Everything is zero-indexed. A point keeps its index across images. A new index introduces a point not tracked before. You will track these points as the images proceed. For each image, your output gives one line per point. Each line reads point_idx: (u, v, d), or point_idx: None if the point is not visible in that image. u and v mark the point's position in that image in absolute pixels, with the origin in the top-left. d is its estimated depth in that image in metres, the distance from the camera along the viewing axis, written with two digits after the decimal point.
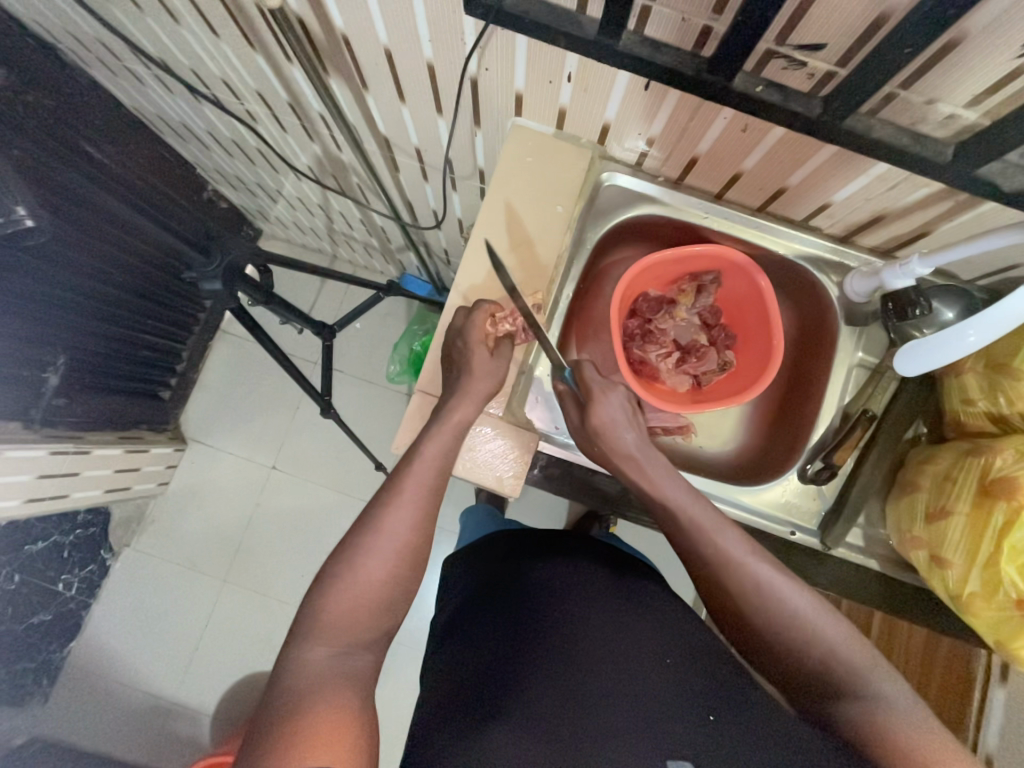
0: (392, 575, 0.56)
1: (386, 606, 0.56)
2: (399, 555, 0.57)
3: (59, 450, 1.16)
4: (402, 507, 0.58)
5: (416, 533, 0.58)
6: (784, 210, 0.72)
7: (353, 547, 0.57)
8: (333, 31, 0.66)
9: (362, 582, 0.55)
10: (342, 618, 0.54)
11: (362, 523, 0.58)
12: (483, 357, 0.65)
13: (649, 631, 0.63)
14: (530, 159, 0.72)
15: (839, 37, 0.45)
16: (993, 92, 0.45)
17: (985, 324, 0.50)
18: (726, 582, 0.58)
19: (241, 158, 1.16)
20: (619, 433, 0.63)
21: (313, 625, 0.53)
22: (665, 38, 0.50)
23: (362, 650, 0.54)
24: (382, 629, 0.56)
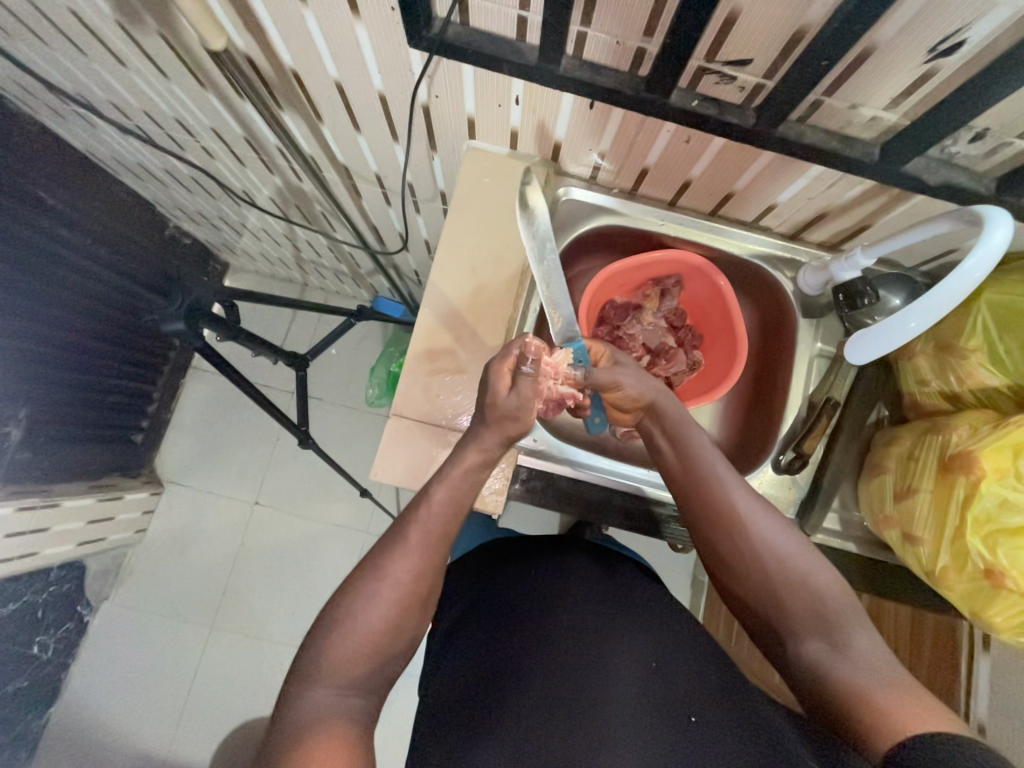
0: (396, 623, 0.55)
1: (387, 653, 0.55)
2: (402, 601, 0.56)
3: (25, 506, 1.11)
4: (407, 553, 0.57)
5: (419, 579, 0.57)
6: (734, 213, 0.75)
7: (360, 588, 0.55)
8: (282, 66, 0.67)
9: (364, 626, 0.54)
10: (345, 660, 0.53)
11: (365, 564, 0.57)
12: (499, 389, 0.60)
13: (652, 640, 0.63)
14: (488, 180, 0.73)
15: (762, 52, 0.48)
16: (908, 95, 0.48)
17: (922, 311, 0.54)
18: (716, 517, 0.57)
19: (201, 194, 1.15)
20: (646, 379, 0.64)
21: (315, 666, 0.52)
22: (604, 60, 0.53)
23: (363, 693, 0.53)
24: (383, 676, 0.55)
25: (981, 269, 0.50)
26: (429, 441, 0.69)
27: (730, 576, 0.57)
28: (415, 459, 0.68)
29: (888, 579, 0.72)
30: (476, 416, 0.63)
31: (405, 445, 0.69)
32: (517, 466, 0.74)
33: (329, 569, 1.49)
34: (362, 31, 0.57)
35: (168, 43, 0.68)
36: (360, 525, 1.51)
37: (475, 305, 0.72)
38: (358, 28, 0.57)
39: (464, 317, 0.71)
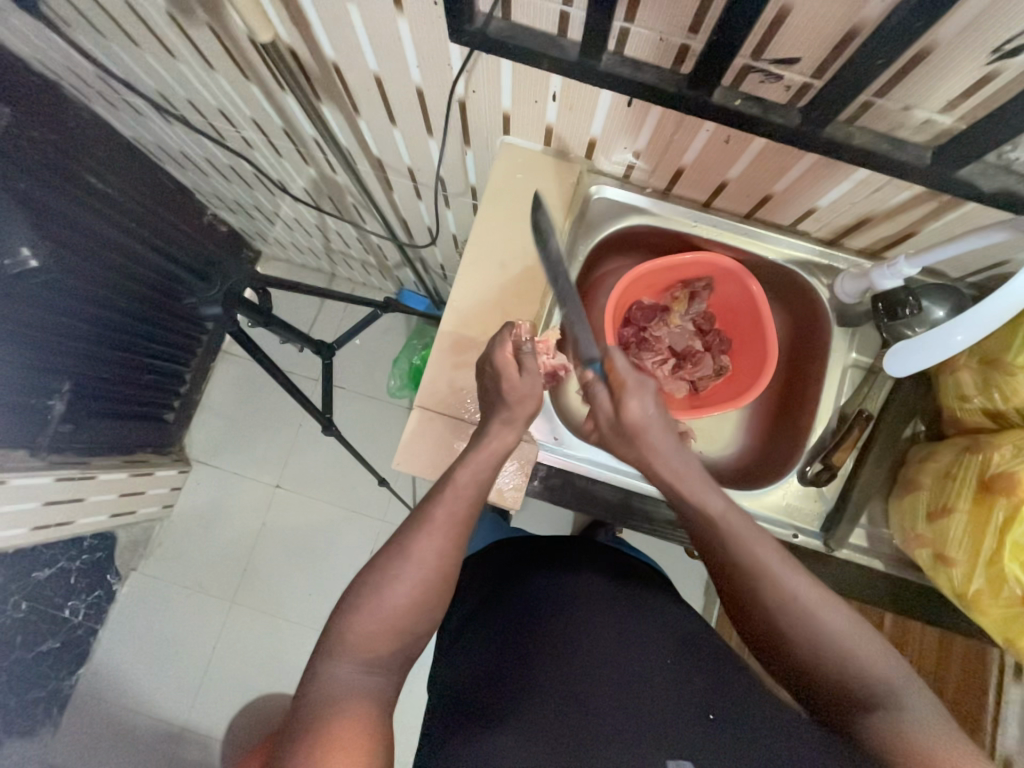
0: (419, 602, 0.56)
1: (410, 630, 0.56)
2: (425, 582, 0.57)
3: (64, 476, 1.17)
4: (434, 533, 0.58)
5: (443, 560, 0.58)
6: (771, 216, 0.73)
7: (380, 568, 0.57)
8: (324, 60, 0.69)
9: (388, 604, 0.55)
10: (369, 636, 0.54)
11: (391, 543, 0.58)
12: (513, 376, 0.63)
13: (665, 639, 0.63)
14: (520, 177, 0.73)
15: (812, 50, 0.46)
16: (967, 96, 0.46)
17: (971, 325, 0.52)
18: (755, 590, 0.54)
19: (239, 183, 1.18)
20: (658, 433, 0.60)
21: (339, 642, 0.54)
22: (646, 57, 0.52)
23: (385, 671, 0.54)
24: (404, 653, 0.56)
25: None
26: (450, 434, 0.69)
27: (767, 646, 0.55)
28: (436, 451, 0.69)
29: (916, 600, 0.69)
30: (500, 407, 0.64)
31: (427, 437, 0.69)
32: (537, 463, 0.74)
33: (345, 553, 1.53)
34: (404, 26, 0.58)
35: (215, 34, 0.70)
36: (377, 513, 1.54)
37: (502, 301, 0.72)
38: (400, 22, 0.57)
39: (490, 312, 0.72)
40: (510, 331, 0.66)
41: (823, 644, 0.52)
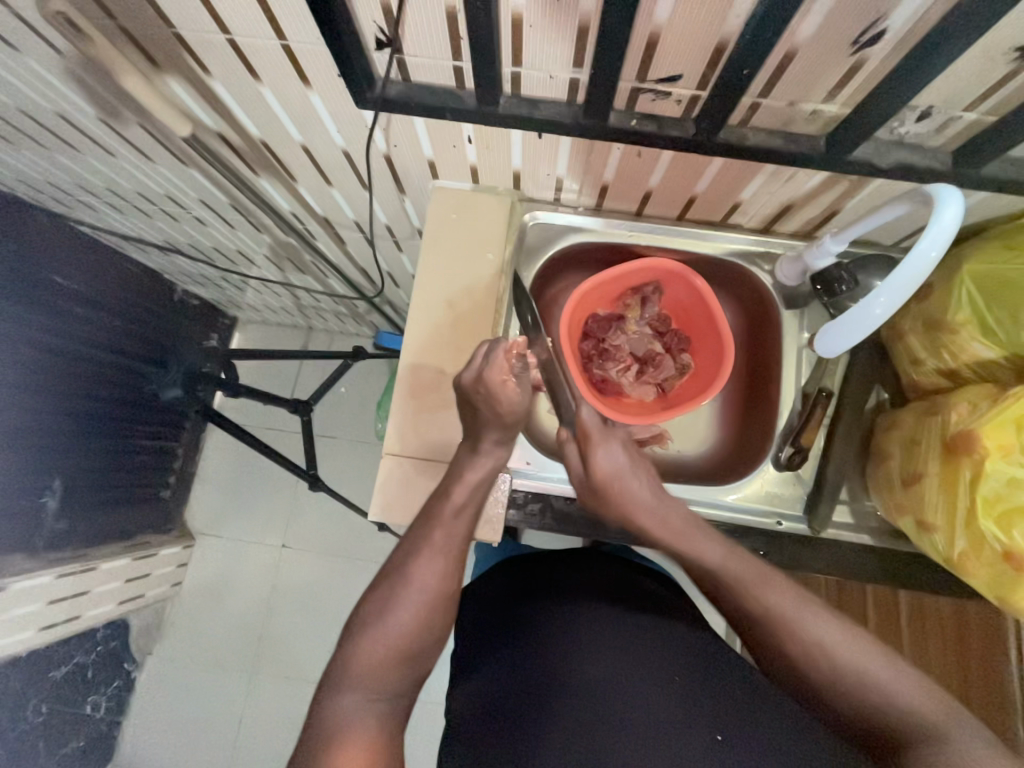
0: (422, 627, 0.56)
1: (416, 656, 0.55)
2: (428, 604, 0.56)
3: (66, 572, 1.17)
4: (431, 557, 0.58)
5: (444, 580, 0.58)
6: (701, 215, 0.75)
7: (379, 597, 0.57)
8: (251, 138, 0.72)
9: (392, 630, 0.55)
10: (373, 667, 0.54)
11: (391, 570, 0.58)
12: (509, 395, 0.63)
13: (662, 652, 0.62)
14: (454, 216, 0.75)
15: (690, 68, 0.49)
16: (843, 85, 0.48)
17: (892, 289, 0.54)
18: (752, 610, 0.57)
19: (201, 259, 1.21)
20: (631, 481, 0.64)
21: (345, 670, 0.54)
22: (541, 94, 0.55)
23: (393, 696, 0.54)
24: (410, 677, 0.55)
25: (938, 248, 0.50)
26: (423, 476, 0.70)
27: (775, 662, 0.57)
28: (411, 495, 0.69)
29: (913, 571, 0.68)
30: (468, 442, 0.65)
31: (397, 481, 0.70)
32: (514, 490, 0.74)
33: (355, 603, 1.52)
34: (316, 98, 0.61)
35: (147, 131, 0.73)
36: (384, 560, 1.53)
37: (455, 335, 0.73)
38: (311, 95, 0.61)
39: (446, 349, 0.73)
40: (505, 343, 0.64)
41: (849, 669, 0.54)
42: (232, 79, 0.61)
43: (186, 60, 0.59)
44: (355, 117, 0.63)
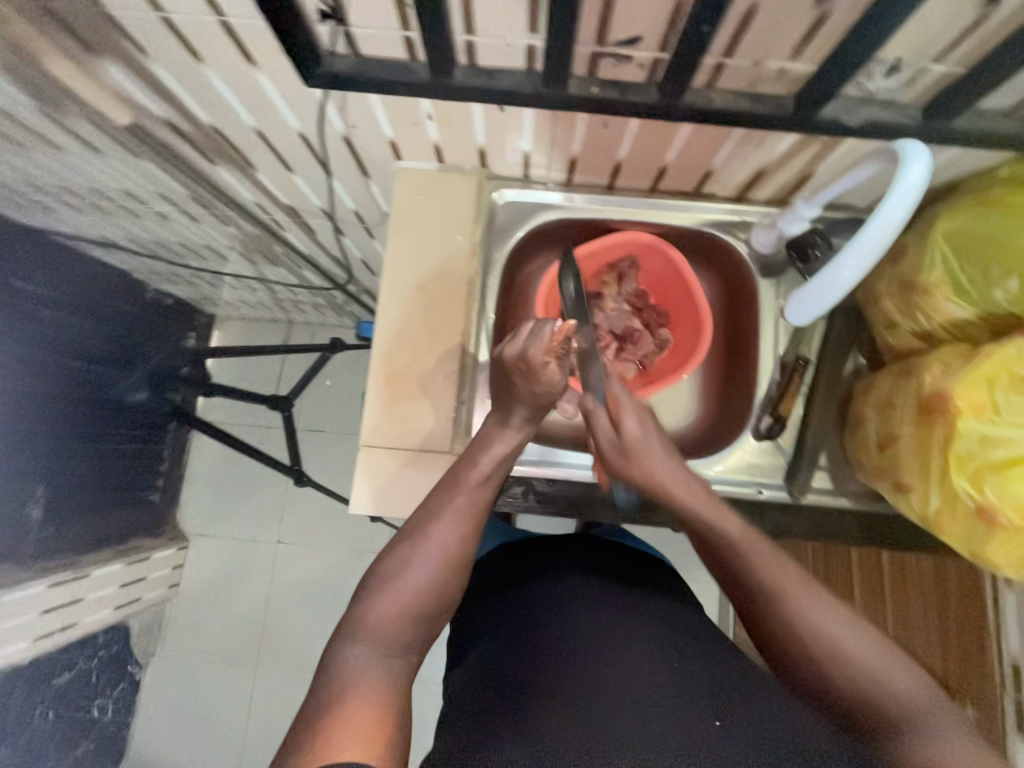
0: (442, 583, 0.56)
1: (430, 615, 0.55)
2: (448, 563, 0.56)
3: (58, 582, 1.17)
4: (454, 518, 0.58)
5: (463, 547, 0.57)
6: (673, 185, 0.74)
7: (400, 551, 0.57)
8: (201, 124, 0.68)
9: (413, 583, 0.55)
10: (388, 620, 0.53)
11: (413, 526, 0.58)
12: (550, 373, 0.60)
13: (656, 630, 0.64)
14: (421, 197, 0.73)
15: (650, 27, 0.46)
16: (809, 40, 0.46)
17: (860, 249, 0.54)
18: (754, 575, 0.56)
19: (168, 256, 1.16)
20: (654, 449, 0.61)
21: (359, 623, 0.53)
22: (498, 64, 0.52)
23: (404, 651, 0.54)
24: (424, 634, 0.55)
25: (903, 206, 0.50)
26: (406, 466, 0.69)
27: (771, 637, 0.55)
28: (393, 486, 0.69)
29: (890, 531, 0.69)
30: None
31: (379, 473, 0.69)
32: None
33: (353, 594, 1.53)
34: (263, 77, 0.58)
35: (90, 121, 0.69)
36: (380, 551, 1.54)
37: (430, 321, 0.71)
38: (258, 75, 0.58)
39: (420, 336, 0.71)
40: (554, 326, 0.60)
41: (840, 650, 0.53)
42: (172, 60, 0.57)
43: (120, 40, 0.55)
44: (308, 97, 0.60)
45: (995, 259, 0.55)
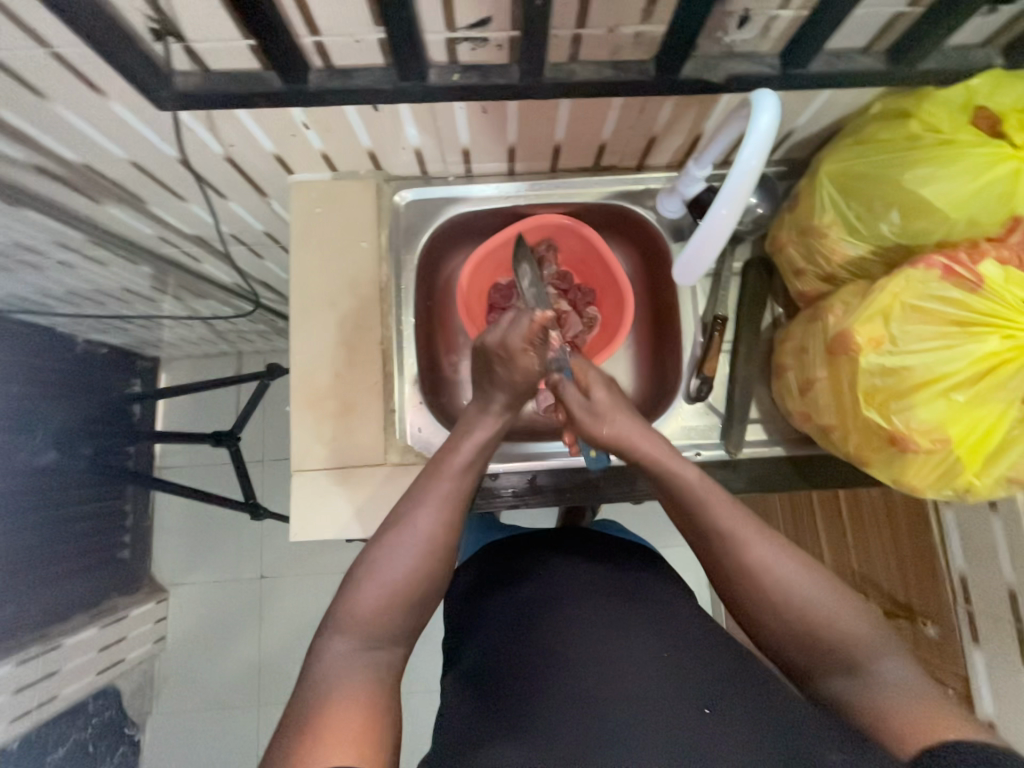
0: (424, 572, 0.53)
1: (417, 602, 0.53)
2: (428, 551, 0.54)
3: (25, 657, 1.12)
4: (429, 502, 0.56)
5: (444, 533, 0.55)
6: (573, 163, 0.73)
7: (381, 541, 0.55)
8: (73, 164, 0.65)
9: (395, 575, 0.53)
10: (374, 611, 0.51)
11: (392, 517, 0.56)
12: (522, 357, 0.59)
13: (650, 620, 0.61)
14: (321, 208, 0.71)
15: (495, 7, 0.46)
16: (654, 1, 0.46)
17: (729, 197, 0.54)
18: (740, 562, 0.54)
19: (86, 305, 1.11)
20: (619, 412, 0.62)
21: (343, 616, 0.51)
22: (355, 62, 0.51)
23: (392, 644, 0.51)
24: (410, 625, 0.53)
25: (757, 152, 0.51)
26: (347, 484, 0.67)
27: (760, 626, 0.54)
28: (334, 507, 0.67)
29: (827, 472, 0.70)
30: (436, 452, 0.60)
31: (319, 495, 0.67)
32: None
33: None
34: (120, 107, 0.55)
35: None
36: None
37: (348, 333, 0.70)
38: (113, 105, 0.55)
39: (341, 350, 0.70)
40: (532, 314, 0.58)
41: (789, 591, 0.52)
42: (16, 101, 0.54)
43: None
44: (174, 121, 0.57)
45: (876, 195, 0.56)
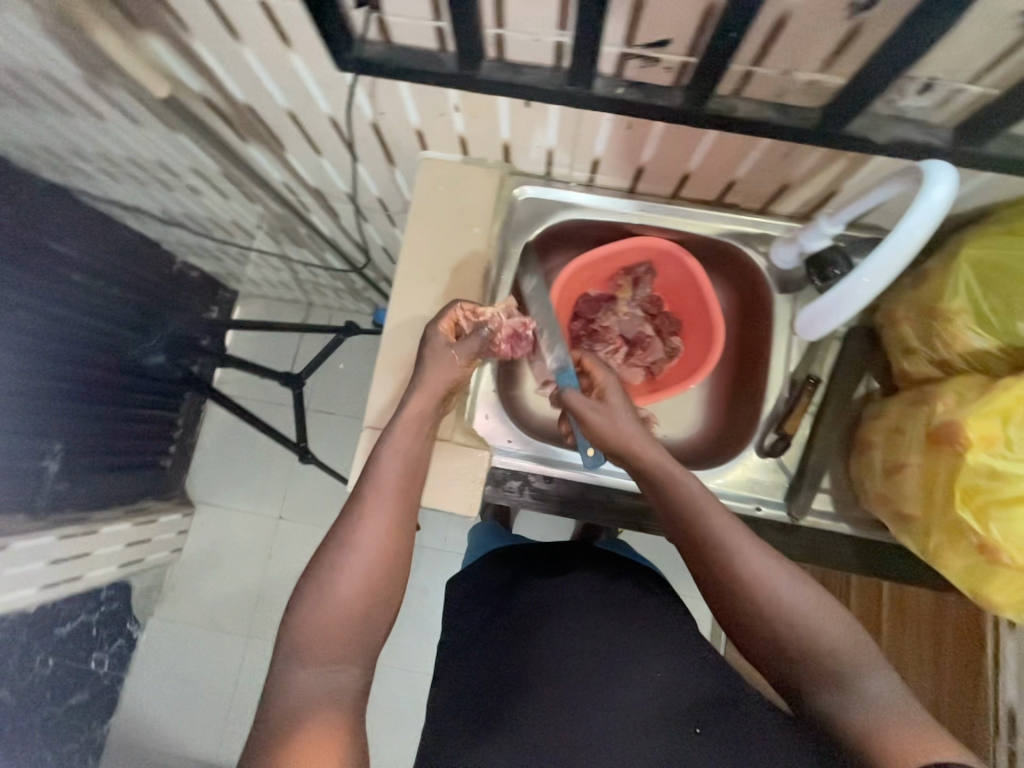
0: (371, 583, 0.57)
1: (366, 616, 0.57)
2: (373, 565, 0.58)
3: (67, 533, 1.21)
4: (374, 513, 0.59)
5: (392, 540, 0.59)
6: (696, 193, 0.73)
7: (327, 559, 0.58)
8: (237, 103, 0.71)
9: (341, 593, 0.56)
10: (326, 633, 0.55)
11: (337, 533, 0.59)
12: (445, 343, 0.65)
13: (625, 659, 0.63)
14: (443, 187, 0.73)
15: (678, 32, 0.46)
16: (840, 54, 0.46)
17: (876, 268, 0.55)
18: (732, 570, 0.55)
19: (196, 229, 1.19)
20: (627, 415, 0.62)
21: (299, 644, 0.55)
22: (525, 59, 0.53)
23: (347, 663, 0.55)
24: (361, 640, 0.56)
25: (923, 224, 0.50)
26: None
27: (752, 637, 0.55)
28: None
29: (890, 560, 0.67)
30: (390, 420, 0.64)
31: None
32: (494, 467, 0.74)
33: None
34: (298, 60, 0.60)
35: (134, 95, 0.71)
36: None
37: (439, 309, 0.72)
38: (292, 57, 0.59)
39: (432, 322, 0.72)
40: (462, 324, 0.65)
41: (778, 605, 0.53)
42: (212, 38, 0.59)
43: (162, 14, 0.57)
44: (341, 82, 0.61)
45: (1019, 292, 0.53)
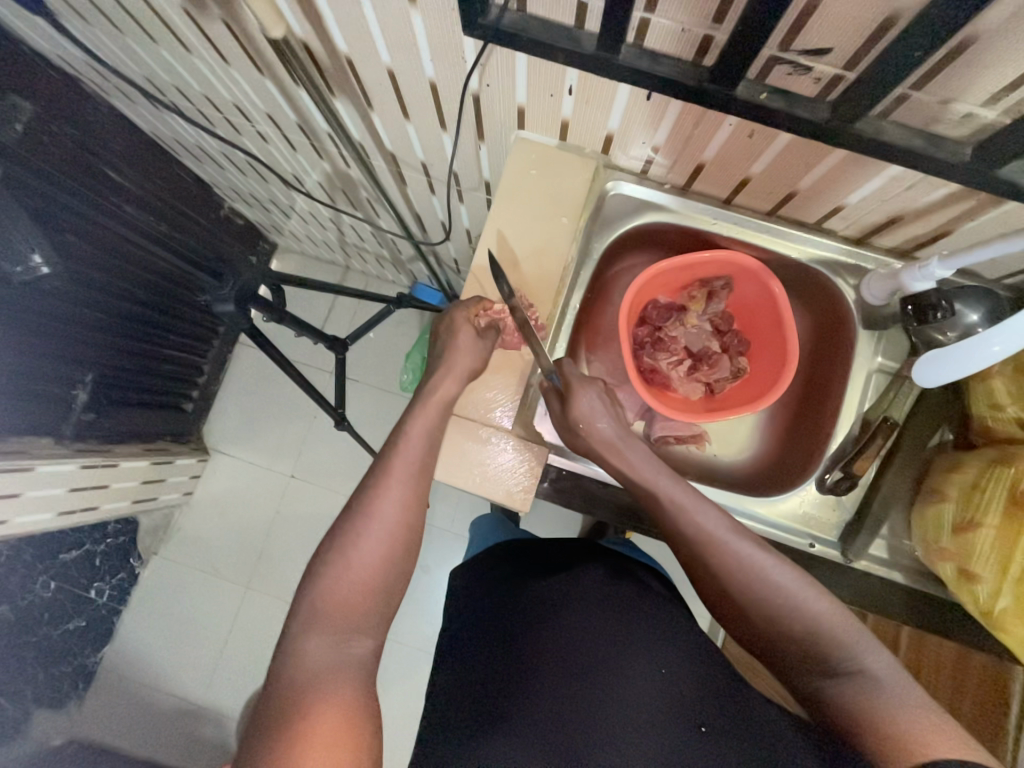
0: (387, 555, 0.58)
1: (381, 588, 0.57)
2: (391, 537, 0.59)
3: (90, 463, 1.20)
4: (393, 485, 0.60)
5: (409, 514, 0.60)
6: (795, 212, 0.70)
7: (346, 532, 0.58)
8: (336, 53, 0.68)
9: (356, 563, 0.57)
10: (340, 603, 0.56)
11: (354, 505, 0.60)
12: (468, 335, 0.68)
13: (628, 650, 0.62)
14: (535, 171, 0.71)
15: (844, 41, 0.44)
16: (1010, 90, 0.43)
17: (1011, 334, 0.49)
18: (716, 564, 0.59)
19: (253, 177, 1.16)
20: (602, 422, 0.63)
21: (317, 615, 0.55)
22: (664, 48, 0.50)
23: (359, 634, 0.55)
24: (376, 611, 0.57)
25: None
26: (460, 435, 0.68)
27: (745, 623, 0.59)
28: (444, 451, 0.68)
29: (932, 610, 0.68)
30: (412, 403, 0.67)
31: None
32: (547, 466, 0.73)
33: None
34: (416, 17, 0.56)
35: (229, 29, 0.68)
36: None
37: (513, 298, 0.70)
38: (412, 14, 0.56)
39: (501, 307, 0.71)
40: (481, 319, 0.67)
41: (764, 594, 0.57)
42: None
43: None
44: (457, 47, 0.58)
45: None
